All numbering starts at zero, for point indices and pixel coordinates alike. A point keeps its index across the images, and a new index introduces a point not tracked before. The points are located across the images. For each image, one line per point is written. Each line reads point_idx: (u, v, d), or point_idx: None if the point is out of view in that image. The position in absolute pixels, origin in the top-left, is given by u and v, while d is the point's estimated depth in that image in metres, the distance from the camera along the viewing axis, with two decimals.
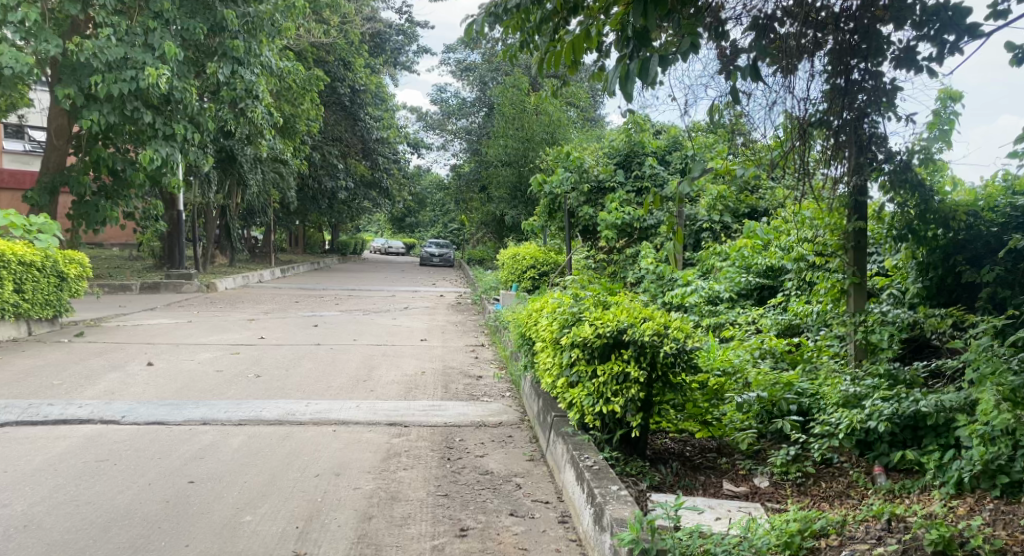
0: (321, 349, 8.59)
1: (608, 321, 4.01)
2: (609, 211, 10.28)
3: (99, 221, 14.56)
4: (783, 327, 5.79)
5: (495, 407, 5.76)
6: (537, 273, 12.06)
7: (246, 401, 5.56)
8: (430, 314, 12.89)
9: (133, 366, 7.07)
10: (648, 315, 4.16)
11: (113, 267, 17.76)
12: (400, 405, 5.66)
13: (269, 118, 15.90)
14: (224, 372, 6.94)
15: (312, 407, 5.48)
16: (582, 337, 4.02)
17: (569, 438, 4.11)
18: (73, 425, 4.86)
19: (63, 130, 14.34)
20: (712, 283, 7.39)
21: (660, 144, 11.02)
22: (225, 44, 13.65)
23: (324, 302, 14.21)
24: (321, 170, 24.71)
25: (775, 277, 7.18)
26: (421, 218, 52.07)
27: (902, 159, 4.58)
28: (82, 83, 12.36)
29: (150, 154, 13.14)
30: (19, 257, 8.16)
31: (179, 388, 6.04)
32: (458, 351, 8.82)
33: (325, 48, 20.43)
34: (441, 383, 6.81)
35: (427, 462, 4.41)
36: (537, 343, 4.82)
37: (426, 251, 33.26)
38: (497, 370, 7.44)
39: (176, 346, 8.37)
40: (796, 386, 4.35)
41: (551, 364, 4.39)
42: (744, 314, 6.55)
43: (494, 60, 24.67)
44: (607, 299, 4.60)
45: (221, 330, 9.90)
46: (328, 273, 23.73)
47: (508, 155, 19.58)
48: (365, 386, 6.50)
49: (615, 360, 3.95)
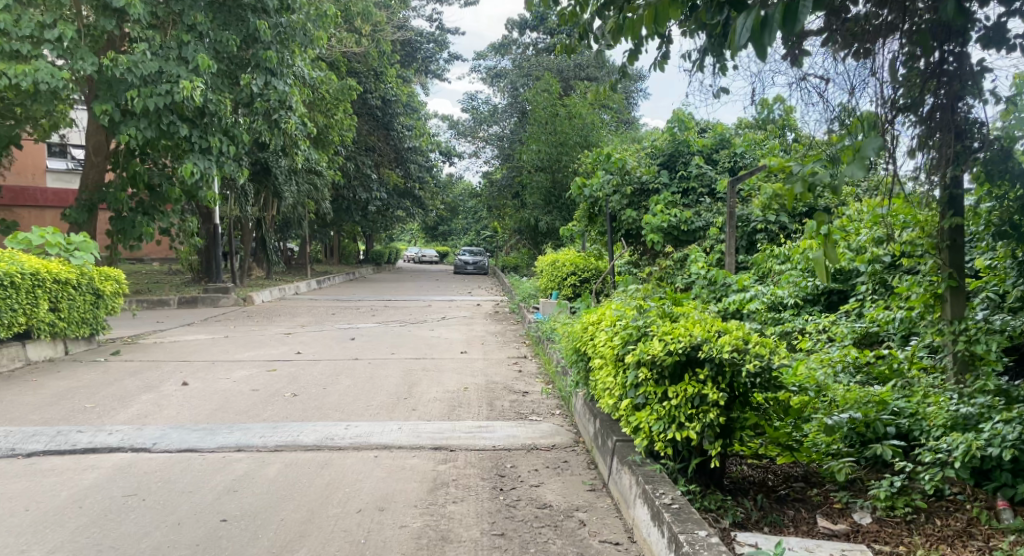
0: (359, 364, 8.26)
1: (678, 336, 3.62)
2: (654, 214, 9.79)
3: (136, 237, 14.46)
4: (859, 336, 5.60)
5: (547, 428, 5.35)
6: (578, 280, 11.61)
7: (282, 424, 5.22)
8: (468, 324, 12.53)
9: (168, 386, 6.80)
10: (721, 328, 3.77)
11: (151, 283, 17.74)
12: (445, 426, 5.28)
13: (302, 128, 15.71)
14: (260, 391, 6.63)
15: (352, 430, 5.12)
16: (650, 354, 3.61)
17: (636, 468, 3.71)
18: (102, 454, 4.56)
19: (101, 146, 14.33)
20: (774, 288, 6.92)
21: (706, 143, 10.50)
22: (257, 55, 13.48)
23: (360, 314, 13.93)
24: (355, 181, 24.56)
25: (844, 280, 6.70)
26: (454, 226, 51.95)
27: (1002, 146, 4.08)
28: (118, 98, 12.16)
29: (190, 168, 13.05)
30: (55, 275, 7.93)
31: (213, 410, 5.73)
32: (500, 364, 8.43)
33: (357, 58, 20.28)
34: (486, 400, 6.42)
35: (479, 493, 4.03)
36: (595, 360, 4.41)
37: (460, 259, 32.94)
38: (544, 385, 7.02)
39: (212, 363, 8.11)
40: (891, 405, 4.02)
41: (613, 384, 3.97)
42: (814, 322, 6.17)
43: (525, 65, 24.34)
44: (673, 310, 4.15)
45: (257, 345, 9.63)
46: (363, 284, 23.54)
47: (542, 161, 19.17)
48: (407, 404, 6.13)
49: (689, 381, 3.56)
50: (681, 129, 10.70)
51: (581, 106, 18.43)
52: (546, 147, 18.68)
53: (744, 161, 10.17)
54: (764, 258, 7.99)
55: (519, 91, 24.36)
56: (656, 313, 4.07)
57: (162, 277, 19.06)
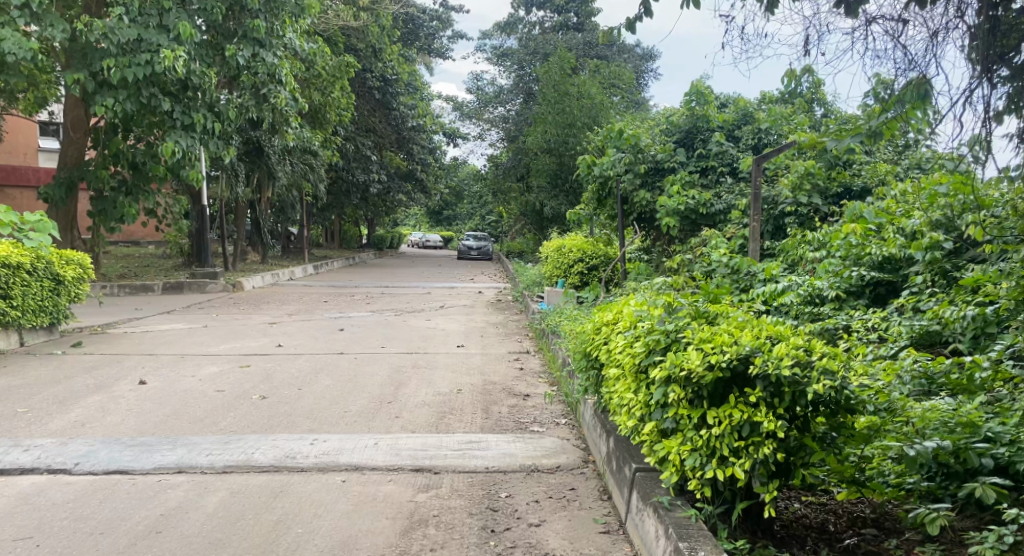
0: (344, 360, 7.44)
1: (719, 346, 2.79)
2: (670, 196, 8.95)
3: (117, 217, 13.59)
4: (919, 335, 4.80)
5: (549, 443, 4.53)
6: (586, 267, 10.81)
7: (237, 437, 4.40)
8: (467, 314, 11.71)
9: (121, 385, 5.96)
10: (773, 334, 2.96)
11: (139, 266, 16.96)
12: (430, 442, 4.46)
13: (295, 104, 14.83)
14: (226, 393, 5.80)
15: (320, 446, 4.31)
16: (685, 369, 2.78)
17: (665, 513, 2.89)
18: (10, 477, 3.76)
19: (81, 122, 13.51)
20: (810, 278, 6.03)
21: (728, 117, 9.57)
22: (246, 24, 12.55)
23: (354, 301, 13.13)
24: (355, 163, 23.68)
25: (894, 270, 5.84)
26: (459, 209, 51.16)
27: None
28: (93, 68, 11.24)
29: (171, 146, 12.09)
30: (3, 258, 7.11)
31: (163, 417, 4.90)
32: (500, 360, 7.62)
33: (356, 34, 19.37)
34: (480, 406, 5.60)
35: (464, 538, 3.24)
36: (609, 368, 3.58)
37: (464, 244, 32.10)
38: (547, 387, 6.20)
39: (182, 357, 7.29)
40: (985, 429, 3.21)
41: (632, 401, 3.17)
42: (861, 318, 5.33)
43: (531, 44, 23.47)
44: (709, 309, 3.31)
45: (237, 336, 8.82)
46: (362, 269, 22.67)
47: (549, 143, 18.25)
48: (389, 411, 5.32)
49: (735, 404, 2.74)
50: (700, 103, 9.81)
51: (589, 85, 17.72)
52: (554, 128, 17.82)
53: (769, 138, 9.26)
54: (794, 245, 7.18)
55: (526, 70, 23.42)
56: (687, 312, 3.24)
57: (152, 261, 18.20)
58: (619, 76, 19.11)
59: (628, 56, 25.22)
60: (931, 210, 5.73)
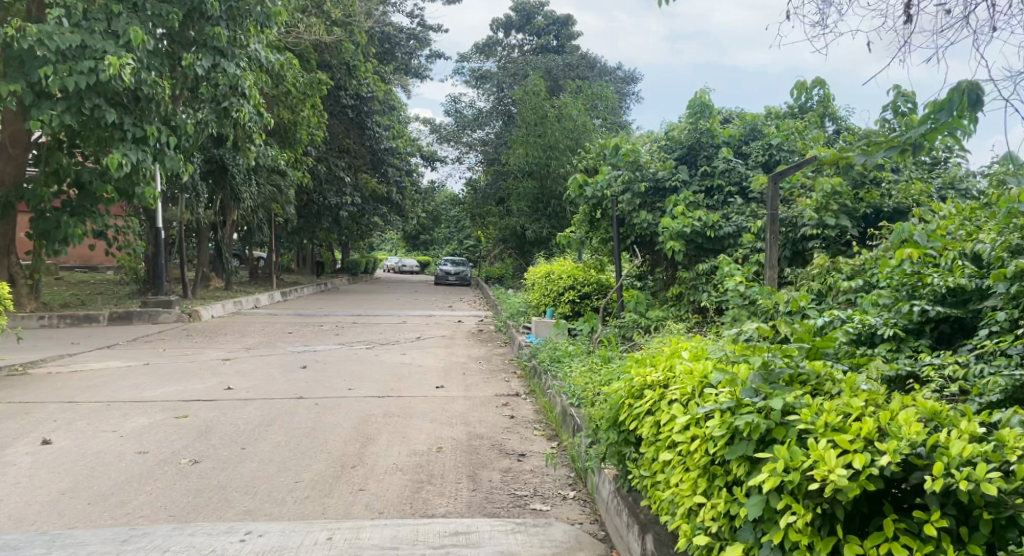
0: (303, 406, 6.36)
1: (864, 443, 2.04)
2: (675, 218, 7.94)
3: (61, 240, 12.15)
4: (1018, 388, 3.59)
5: (559, 534, 3.45)
6: (576, 295, 9.85)
7: (142, 532, 3.38)
8: (446, 346, 10.64)
9: (18, 447, 4.86)
10: (927, 416, 2.26)
11: (90, 294, 15.67)
12: (402, 535, 3.38)
13: (259, 119, 13.71)
14: (150, 455, 4.72)
15: (252, 544, 3.25)
16: (824, 478, 1.95)
17: None
18: None
19: (19, 136, 12.13)
20: (858, 314, 4.94)
21: (734, 132, 8.66)
22: (205, 32, 11.46)
23: (322, 332, 12.03)
24: (326, 185, 22.63)
25: (964, 303, 4.71)
26: (436, 233, 50.02)
27: None
28: (31, 77, 9.96)
29: (119, 159, 10.87)
30: None
31: (53, 497, 3.91)
32: (485, 405, 6.56)
33: (329, 50, 18.40)
34: (466, 471, 4.51)
35: None
36: (653, 453, 2.71)
37: (441, 269, 31.02)
38: (546, 445, 5.11)
39: (108, 405, 6.18)
40: None
41: (703, 508, 2.29)
42: (931, 362, 4.15)
43: (511, 65, 22.79)
44: (808, 370, 2.57)
45: (181, 376, 7.70)
46: (333, 296, 21.50)
47: (531, 164, 17.37)
48: (352, 481, 4.25)
49: (895, 533, 1.94)
50: (704, 117, 8.93)
51: (571, 107, 16.94)
52: (534, 150, 16.99)
53: (781, 154, 8.27)
54: (820, 272, 6.18)
55: (505, 93, 22.64)
56: (785, 378, 2.47)
57: (106, 288, 16.95)
58: (600, 97, 18.33)
59: (609, 78, 24.59)
60: (1005, 233, 4.73)
